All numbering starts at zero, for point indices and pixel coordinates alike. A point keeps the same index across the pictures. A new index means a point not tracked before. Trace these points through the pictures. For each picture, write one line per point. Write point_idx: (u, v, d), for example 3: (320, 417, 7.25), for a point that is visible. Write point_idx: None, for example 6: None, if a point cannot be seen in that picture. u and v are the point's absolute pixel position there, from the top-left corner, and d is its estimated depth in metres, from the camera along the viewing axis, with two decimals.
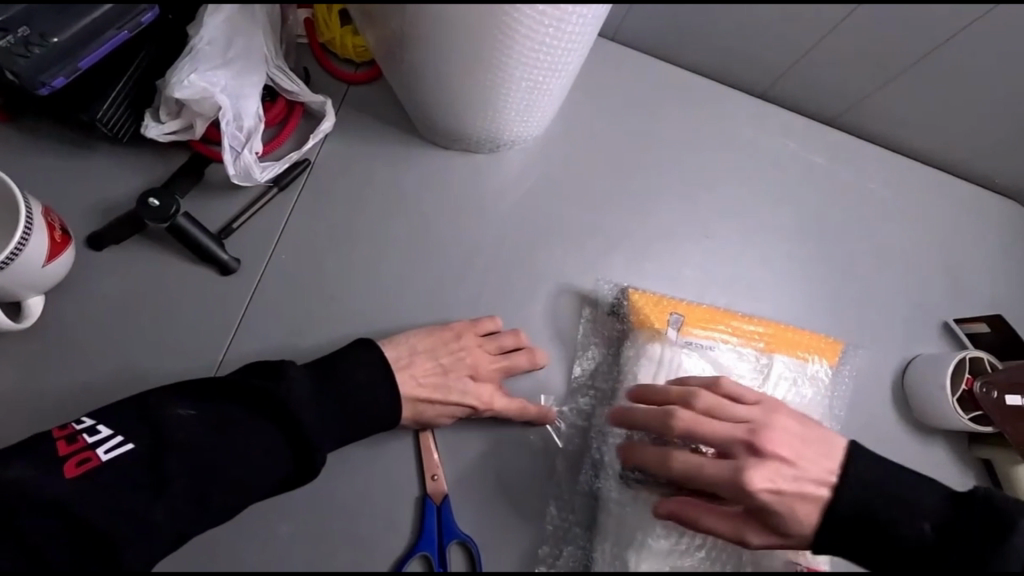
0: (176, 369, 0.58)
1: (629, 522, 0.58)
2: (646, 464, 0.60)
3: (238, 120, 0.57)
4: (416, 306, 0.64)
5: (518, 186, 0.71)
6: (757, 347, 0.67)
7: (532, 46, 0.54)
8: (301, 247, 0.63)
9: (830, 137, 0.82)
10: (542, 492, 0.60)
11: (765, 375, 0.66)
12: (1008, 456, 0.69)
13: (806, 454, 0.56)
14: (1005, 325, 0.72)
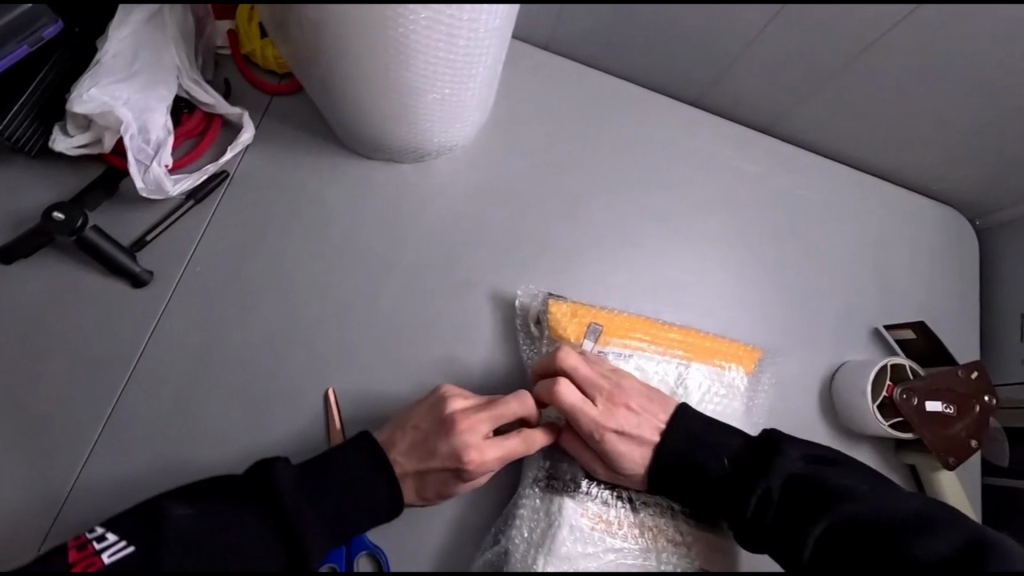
0: (89, 378, 0.60)
1: (541, 527, 0.59)
2: (561, 469, 0.62)
3: (143, 133, 0.58)
4: (334, 317, 0.65)
5: (441, 194, 0.71)
6: (675, 354, 0.69)
7: (428, 59, 0.54)
8: (217, 259, 0.63)
9: (763, 147, 0.82)
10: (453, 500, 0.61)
11: (680, 381, 0.68)
12: (932, 463, 0.69)
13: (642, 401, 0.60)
14: (928, 331, 0.75)
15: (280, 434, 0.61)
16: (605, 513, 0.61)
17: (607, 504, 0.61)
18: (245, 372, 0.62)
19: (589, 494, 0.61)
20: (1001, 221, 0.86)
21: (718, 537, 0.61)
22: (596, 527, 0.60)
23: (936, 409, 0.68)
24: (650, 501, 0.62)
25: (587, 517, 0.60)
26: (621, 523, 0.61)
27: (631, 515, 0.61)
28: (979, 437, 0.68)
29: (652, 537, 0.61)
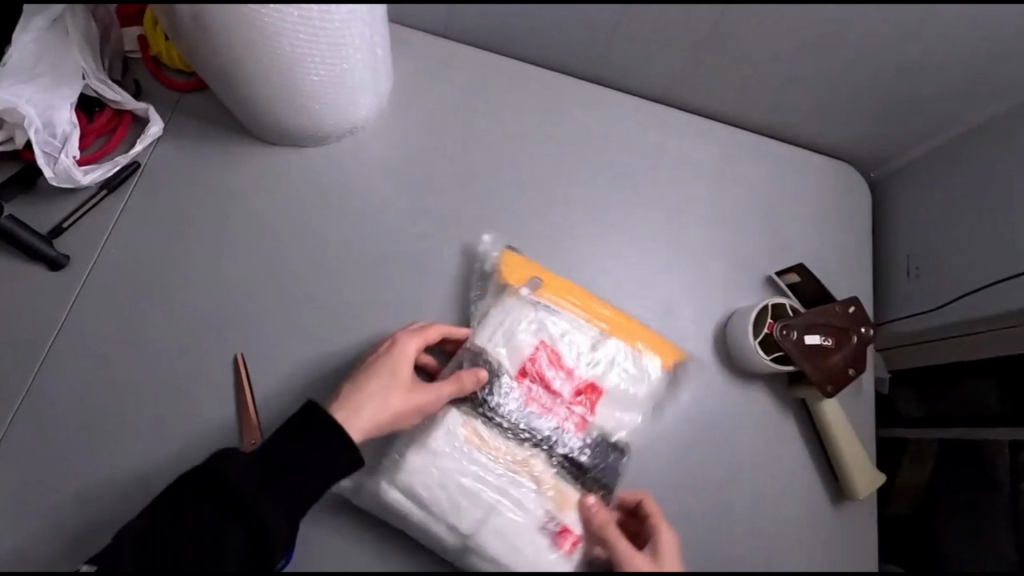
0: (17, 349, 0.67)
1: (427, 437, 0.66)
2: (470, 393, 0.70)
3: (48, 128, 0.65)
4: (247, 290, 0.71)
5: (345, 172, 0.77)
6: (595, 326, 0.77)
7: (294, 40, 0.60)
8: (131, 243, 0.70)
9: (656, 114, 0.87)
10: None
11: (592, 358, 0.75)
12: (816, 394, 0.74)
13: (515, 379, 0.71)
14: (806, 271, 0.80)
15: (195, 396, 0.68)
16: (483, 437, 0.69)
17: (489, 432, 0.70)
18: (162, 341, 0.68)
19: (478, 415, 0.70)
20: (891, 170, 0.91)
21: (569, 492, 0.69)
22: (469, 448, 0.68)
23: (815, 341, 0.73)
24: (530, 435, 0.71)
25: (466, 434, 0.68)
26: (493, 451, 0.69)
27: (506, 445, 0.70)
28: (857, 364, 0.73)
29: (517, 479, 0.68)
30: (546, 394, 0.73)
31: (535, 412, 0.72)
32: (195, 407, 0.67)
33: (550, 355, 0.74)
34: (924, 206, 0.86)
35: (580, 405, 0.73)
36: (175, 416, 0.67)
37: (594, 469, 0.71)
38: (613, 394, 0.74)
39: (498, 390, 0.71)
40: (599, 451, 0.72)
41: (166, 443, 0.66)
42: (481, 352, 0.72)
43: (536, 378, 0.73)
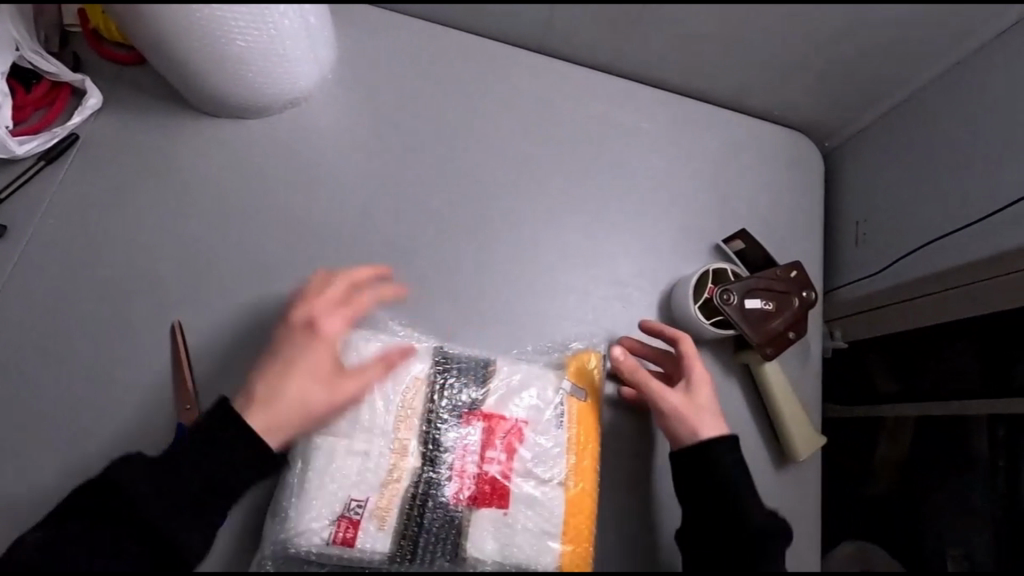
0: None
1: (372, 396, 0.62)
2: (438, 380, 0.65)
3: None
4: (184, 259, 0.71)
5: (286, 143, 0.76)
6: (567, 462, 0.64)
7: (218, 5, 0.61)
8: (67, 213, 0.70)
9: (606, 85, 0.87)
10: (357, 351, 0.64)
11: (539, 463, 0.63)
12: (757, 358, 0.74)
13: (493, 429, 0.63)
14: (751, 238, 0.81)
15: (132, 365, 0.68)
16: (411, 425, 0.62)
17: (424, 429, 0.63)
18: (97, 309, 0.69)
19: (425, 413, 0.63)
20: (844, 141, 0.91)
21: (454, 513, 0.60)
22: (386, 451, 0.61)
23: (756, 305, 0.73)
24: (426, 480, 0.61)
25: (393, 420, 0.62)
26: (395, 467, 0.61)
27: (411, 474, 0.61)
28: (796, 328, 0.74)
29: (382, 509, 0.59)
30: (474, 460, 0.62)
31: (450, 464, 0.62)
32: (132, 374, 0.68)
33: (513, 432, 0.63)
34: (874, 175, 0.86)
35: (470, 489, 0.61)
36: (113, 383, 0.68)
37: (410, 550, 0.59)
38: (509, 516, 0.60)
39: (460, 411, 0.64)
40: (454, 539, 0.60)
41: (104, 410, 0.67)
42: (486, 370, 0.66)
43: (485, 436, 0.63)
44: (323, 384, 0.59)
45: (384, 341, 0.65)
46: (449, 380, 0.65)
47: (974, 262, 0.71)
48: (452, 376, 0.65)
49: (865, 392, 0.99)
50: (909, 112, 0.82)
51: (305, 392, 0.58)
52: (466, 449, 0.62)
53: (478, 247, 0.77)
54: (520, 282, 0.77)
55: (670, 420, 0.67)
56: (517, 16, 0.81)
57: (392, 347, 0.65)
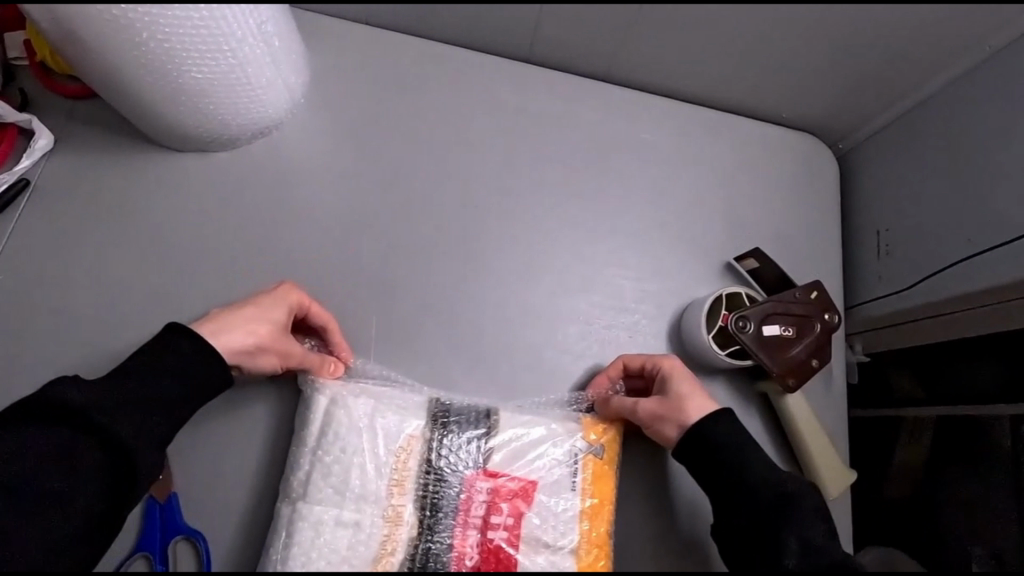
0: None
1: (359, 462, 0.57)
2: (436, 438, 0.60)
3: None
4: (149, 307, 0.65)
5: (257, 174, 0.70)
6: (580, 531, 0.60)
7: (170, 35, 0.55)
8: (19, 264, 0.64)
9: (600, 93, 0.81)
10: (345, 409, 0.58)
11: (551, 532, 0.59)
12: (777, 388, 0.69)
13: (498, 500, 0.59)
14: (767, 257, 0.75)
15: None
16: (408, 491, 0.58)
17: (422, 495, 0.58)
18: (55, 369, 0.63)
19: (424, 476, 0.59)
20: (858, 141, 0.85)
21: None
22: (379, 520, 0.56)
23: (775, 332, 0.67)
24: (425, 551, 0.57)
25: (386, 486, 0.57)
26: (389, 538, 0.56)
27: (407, 545, 0.57)
28: (819, 355, 0.68)
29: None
30: (478, 524, 0.58)
31: (452, 530, 0.58)
32: None
33: (520, 494, 0.59)
34: (892, 177, 0.80)
35: (474, 558, 0.57)
36: None
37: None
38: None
39: (462, 471, 0.59)
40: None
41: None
42: (490, 423, 0.61)
43: (489, 498, 0.59)
44: (246, 344, 0.58)
45: (372, 397, 0.60)
46: (451, 441, 0.60)
47: (1009, 283, 0.65)
48: (451, 432, 0.60)
49: (887, 401, 0.94)
50: (925, 111, 0.76)
51: (231, 330, 0.57)
52: (470, 515, 0.58)
53: (469, 277, 0.72)
54: (517, 313, 0.72)
55: (656, 422, 0.62)
56: (500, 23, 0.75)
57: (385, 405, 0.60)
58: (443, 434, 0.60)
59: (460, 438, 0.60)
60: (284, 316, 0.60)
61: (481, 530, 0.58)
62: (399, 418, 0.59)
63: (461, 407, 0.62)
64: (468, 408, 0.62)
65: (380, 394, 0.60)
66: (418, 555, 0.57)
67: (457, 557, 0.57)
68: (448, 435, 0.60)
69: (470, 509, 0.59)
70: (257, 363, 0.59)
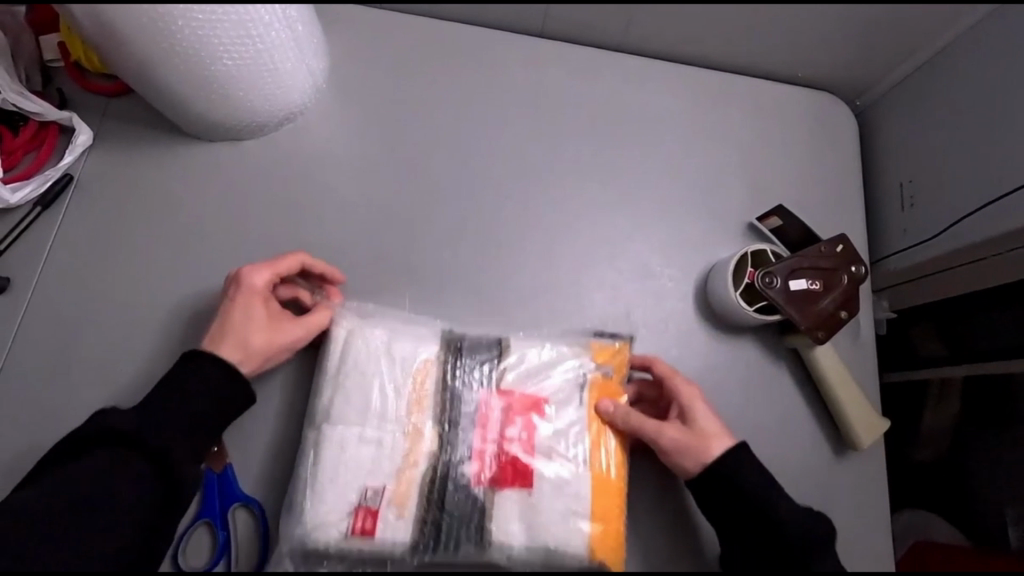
0: None
1: (374, 406, 0.60)
2: (451, 360, 0.63)
3: None
4: (192, 295, 0.68)
5: (285, 162, 0.73)
6: (589, 434, 0.62)
7: (202, 25, 0.57)
8: (68, 260, 0.67)
9: (613, 64, 0.81)
10: (362, 336, 0.62)
11: (557, 441, 0.61)
12: (807, 341, 0.70)
13: (510, 415, 0.62)
14: (789, 213, 0.76)
15: None
16: (426, 407, 0.61)
17: (441, 412, 0.61)
18: (107, 356, 0.65)
19: (441, 396, 0.62)
20: (877, 96, 0.85)
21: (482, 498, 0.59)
22: (401, 435, 0.60)
23: (802, 286, 0.68)
24: (444, 463, 0.60)
25: (408, 408, 0.61)
26: (411, 450, 0.60)
27: (428, 458, 0.60)
28: (849, 306, 0.68)
29: (400, 499, 0.58)
30: (493, 440, 0.61)
31: (467, 446, 0.60)
32: None
33: (532, 407, 0.62)
34: (912, 129, 0.80)
35: (491, 470, 0.60)
36: None
37: (434, 538, 0.58)
38: (534, 508, 0.59)
39: (476, 389, 0.62)
40: (479, 522, 0.59)
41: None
42: (502, 350, 0.64)
43: (505, 414, 0.62)
44: (241, 351, 0.60)
45: (387, 328, 0.63)
46: (467, 361, 0.63)
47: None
48: (463, 362, 0.63)
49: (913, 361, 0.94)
50: (943, 62, 0.76)
51: (231, 339, 0.60)
52: (490, 433, 0.61)
53: (495, 250, 0.73)
54: (544, 282, 0.73)
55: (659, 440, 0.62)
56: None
57: (401, 336, 0.63)
58: (457, 356, 0.63)
59: (474, 361, 0.64)
60: (257, 305, 0.61)
61: (499, 445, 0.61)
62: (413, 343, 0.63)
63: (475, 339, 0.65)
64: (478, 339, 0.65)
65: (396, 325, 0.64)
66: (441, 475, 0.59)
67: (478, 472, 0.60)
68: (465, 357, 0.63)
69: (485, 418, 0.62)
70: (277, 353, 0.62)
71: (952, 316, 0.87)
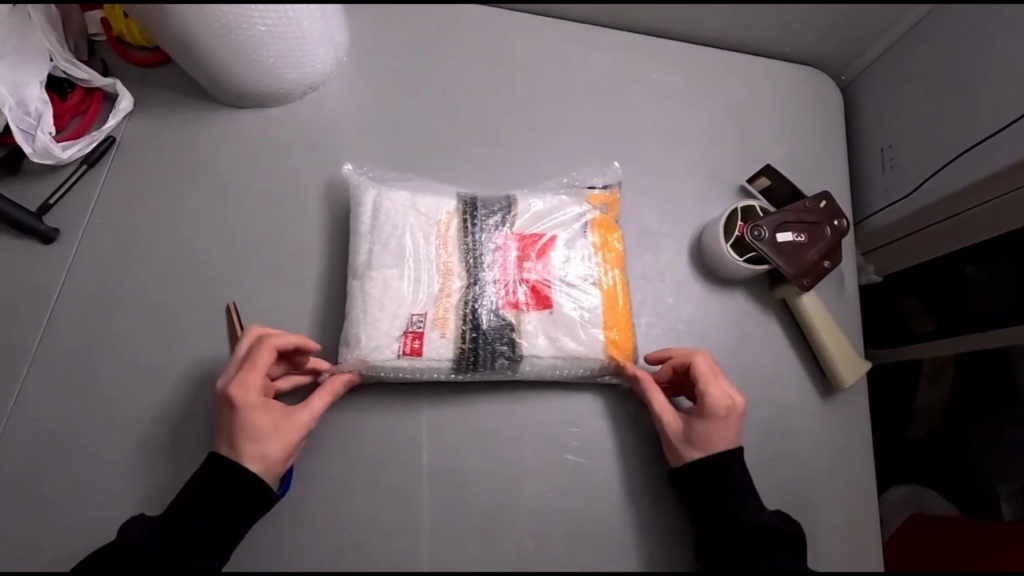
0: (12, 321, 0.69)
1: (405, 295, 0.69)
2: (468, 211, 0.73)
3: (22, 106, 0.69)
4: (225, 246, 0.73)
5: (308, 126, 0.78)
6: (597, 270, 0.74)
7: None
8: (112, 214, 0.73)
9: (612, 39, 0.87)
10: (391, 219, 0.71)
11: (575, 282, 0.72)
12: (793, 290, 0.75)
13: (526, 249, 0.73)
14: (777, 172, 0.81)
15: (184, 351, 0.70)
16: (455, 269, 0.71)
17: (467, 271, 0.71)
18: (148, 301, 0.71)
19: (468, 263, 0.71)
20: (861, 70, 0.91)
21: (520, 351, 0.69)
22: (434, 273, 0.70)
23: (788, 239, 0.73)
24: (473, 294, 0.70)
25: (437, 271, 0.70)
26: (444, 287, 0.70)
27: (458, 292, 0.70)
28: (832, 257, 0.74)
29: (441, 320, 0.68)
30: (514, 265, 0.72)
31: (495, 287, 0.71)
32: (186, 362, 0.70)
33: (545, 245, 0.73)
34: (893, 97, 0.85)
35: (513, 285, 0.71)
36: (168, 374, 0.69)
37: (473, 348, 0.68)
38: (558, 320, 0.70)
39: (493, 235, 0.73)
40: (510, 338, 0.69)
41: (161, 393, 0.69)
42: (510, 204, 0.74)
43: (520, 251, 0.72)
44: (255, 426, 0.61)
45: (408, 194, 0.73)
46: (487, 222, 0.73)
47: (1003, 172, 0.69)
48: (479, 214, 0.73)
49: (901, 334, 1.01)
50: (919, 34, 0.81)
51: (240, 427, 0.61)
52: (514, 292, 0.71)
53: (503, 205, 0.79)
54: None
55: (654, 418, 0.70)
56: None
57: (421, 194, 0.73)
58: (474, 211, 0.73)
59: (487, 215, 0.73)
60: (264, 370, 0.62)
61: (515, 274, 0.72)
62: (434, 201, 0.73)
63: (486, 198, 0.74)
64: (492, 200, 0.74)
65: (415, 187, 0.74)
66: (476, 331, 0.68)
67: (499, 303, 0.70)
68: (482, 216, 0.73)
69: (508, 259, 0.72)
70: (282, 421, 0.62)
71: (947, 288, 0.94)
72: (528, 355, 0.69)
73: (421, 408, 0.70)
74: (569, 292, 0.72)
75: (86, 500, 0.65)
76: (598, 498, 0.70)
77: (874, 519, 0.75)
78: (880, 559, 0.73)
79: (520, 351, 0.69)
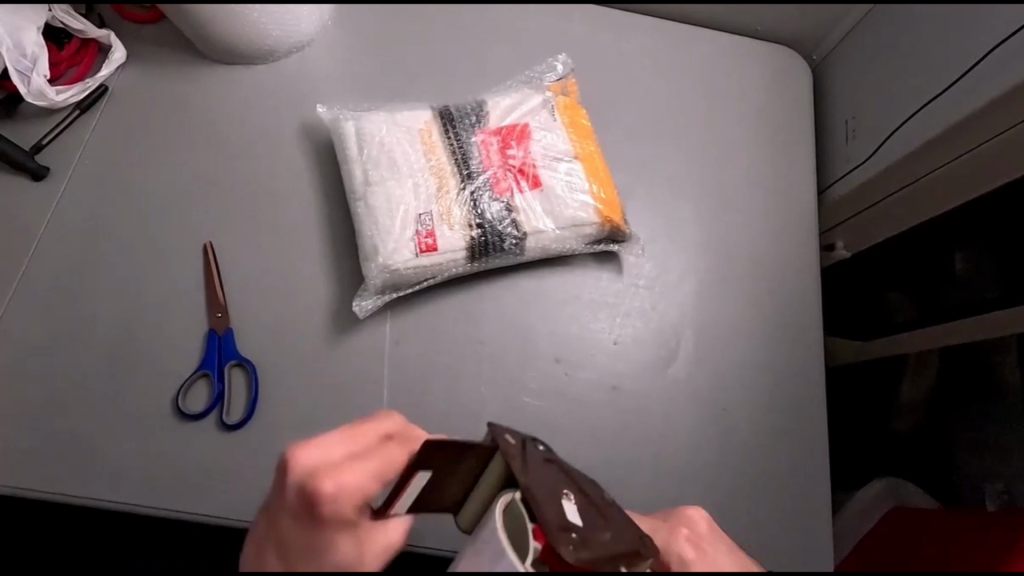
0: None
1: (407, 197, 0.72)
2: (446, 123, 0.76)
3: (19, 48, 0.74)
4: (204, 188, 0.77)
5: (289, 80, 0.82)
6: (572, 144, 0.77)
7: None
8: (98, 154, 0.77)
9: (587, 9, 0.90)
10: (378, 138, 0.73)
11: (558, 159, 0.76)
12: None
13: (509, 138, 0.76)
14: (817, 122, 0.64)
15: (162, 285, 0.73)
16: (446, 170, 0.74)
17: (456, 168, 0.74)
18: (131, 235, 0.74)
19: (457, 164, 0.74)
20: (830, 48, 0.93)
21: (523, 226, 0.73)
22: (428, 175, 0.73)
23: None
24: (469, 194, 0.73)
25: (430, 175, 0.73)
26: (441, 187, 0.73)
27: (455, 188, 0.73)
28: None
29: (446, 215, 0.72)
30: (498, 154, 0.75)
31: (485, 175, 0.74)
32: (162, 295, 0.73)
33: (520, 131, 0.76)
34: (861, 73, 0.87)
35: (502, 174, 0.74)
36: (144, 305, 0.72)
37: (481, 236, 0.72)
38: (552, 194, 0.74)
39: (473, 137, 0.75)
40: (512, 220, 0.73)
41: (137, 324, 0.72)
42: (481, 107, 0.77)
43: (500, 141, 0.76)
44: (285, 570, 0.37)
45: (385, 117, 0.75)
46: (465, 129, 0.76)
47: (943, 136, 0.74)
48: (456, 119, 0.76)
49: (880, 323, 1.00)
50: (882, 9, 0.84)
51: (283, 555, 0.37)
52: (494, 175, 0.74)
53: None
54: None
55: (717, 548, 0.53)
56: None
57: (397, 111, 0.76)
58: (451, 120, 0.76)
59: (464, 125, 0.76)
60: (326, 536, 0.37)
61: (493, 152, 0.75)
62: (412, 114, 0.76)
63: (459, 105, 0.77)
64: (463, 105, 0.77)
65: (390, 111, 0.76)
66: (478, 224, 0.72)
67: (486, 194, 0.73)
68: (458, 125, 0.76)
69: (496, 146, 0.76)
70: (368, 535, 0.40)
71: (914, 266, 0.93)
72: (533, 225, 0.73)
73: (385, 347, 0.73)
74: (554, 168, 0.76)
75: (58, 420, 0.68)
76: (553, 441, 0.72)
77: (822, 471, 0.77)
78: (822, 508, 0.75)
79: (528, 226, 0.73)
